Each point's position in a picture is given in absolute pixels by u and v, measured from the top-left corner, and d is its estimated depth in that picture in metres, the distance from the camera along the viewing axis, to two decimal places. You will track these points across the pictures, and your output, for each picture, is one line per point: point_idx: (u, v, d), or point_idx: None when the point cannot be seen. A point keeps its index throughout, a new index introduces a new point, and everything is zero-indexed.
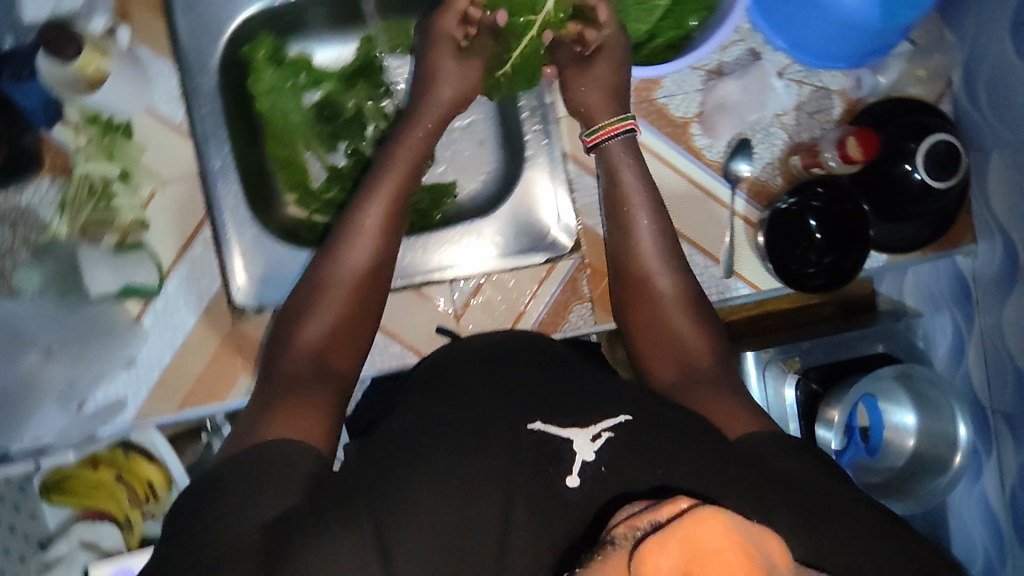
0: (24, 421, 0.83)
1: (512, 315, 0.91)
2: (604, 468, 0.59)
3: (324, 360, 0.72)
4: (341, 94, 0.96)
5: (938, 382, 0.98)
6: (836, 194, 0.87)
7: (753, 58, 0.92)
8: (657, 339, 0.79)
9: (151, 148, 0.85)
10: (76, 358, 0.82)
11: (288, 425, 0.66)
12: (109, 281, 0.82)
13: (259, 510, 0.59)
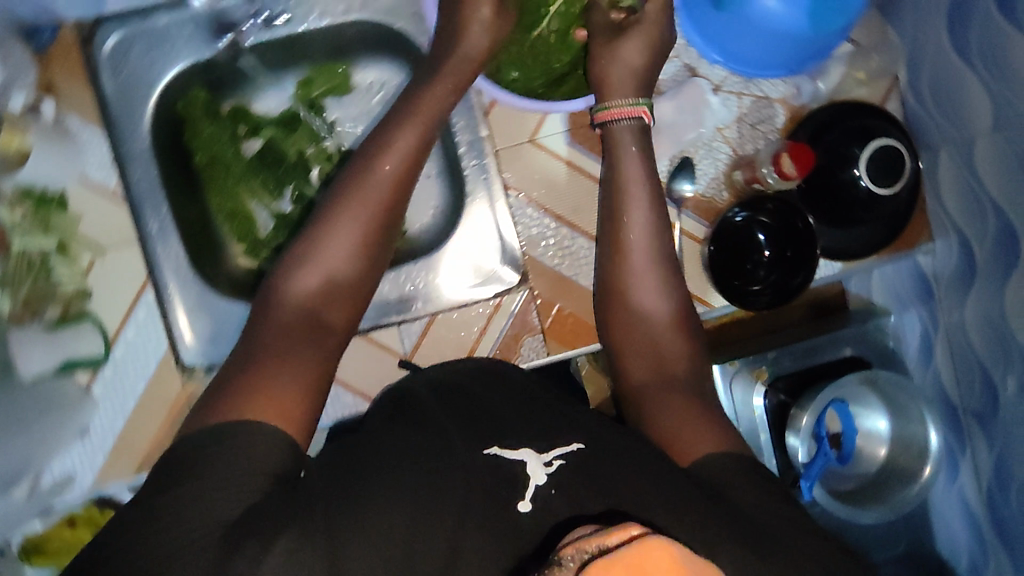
0: None
1: (464, 351, 0.91)
2: (554, 492, 0.60)
3: (317, 314, 0.75)
4: (282, 140, 0.94)
5: (905, 385, 0.97)
6: (782, 211, 0.85)
7: (690, 73, 0.91)
8: (640, 329, 0.81)
9: (87, 217, 0.86)
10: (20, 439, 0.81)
11: (267, 401, 0.66)
12: (47, 358, 0.81)
13: (215, 506, 0.56)
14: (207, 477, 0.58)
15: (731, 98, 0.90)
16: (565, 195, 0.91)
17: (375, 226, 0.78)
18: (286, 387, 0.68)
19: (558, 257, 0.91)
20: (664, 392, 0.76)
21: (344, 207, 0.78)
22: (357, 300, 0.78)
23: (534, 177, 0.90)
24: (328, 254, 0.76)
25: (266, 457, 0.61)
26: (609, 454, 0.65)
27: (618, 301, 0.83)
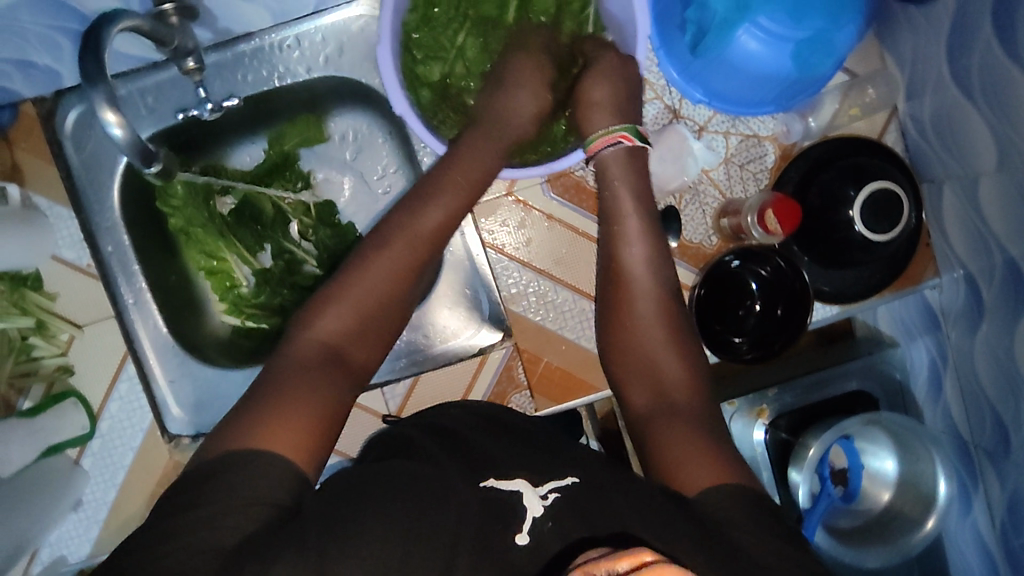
0: None
1: (460, 391, 0.89)
2: (551, 524, 0.56)
3: (340, 354, 0.68)
4: (258, 194, 0.93)
5: (914, 428, 0.92)
6: (781, 271, 0.82)
7: (671, 116, 0.87)
8: (644, 358, 0.78)
9: (63, 295, 0.85)
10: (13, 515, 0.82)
11: (276, 432, 0.60)
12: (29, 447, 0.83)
13: (217, 536, 0.52)
14: (215, 506, 0.54)
15: (717, 139, 0.86)
16: (546, 248, 0.87)
17: (408, 270, 0.72)
18: (297, 412, 0.62)
19: (542, 311, 0.88)
20: (664, 419, 0.73)
21: (379, 248, 0.72)
22: (383, 338, 0.72)
23: (513, 231, 0.87)
24: (356, 289, 0.70)
25: (272, 481, 0.56)
26: (606, 490, 0.60)
27: (618, 331, 0.81)
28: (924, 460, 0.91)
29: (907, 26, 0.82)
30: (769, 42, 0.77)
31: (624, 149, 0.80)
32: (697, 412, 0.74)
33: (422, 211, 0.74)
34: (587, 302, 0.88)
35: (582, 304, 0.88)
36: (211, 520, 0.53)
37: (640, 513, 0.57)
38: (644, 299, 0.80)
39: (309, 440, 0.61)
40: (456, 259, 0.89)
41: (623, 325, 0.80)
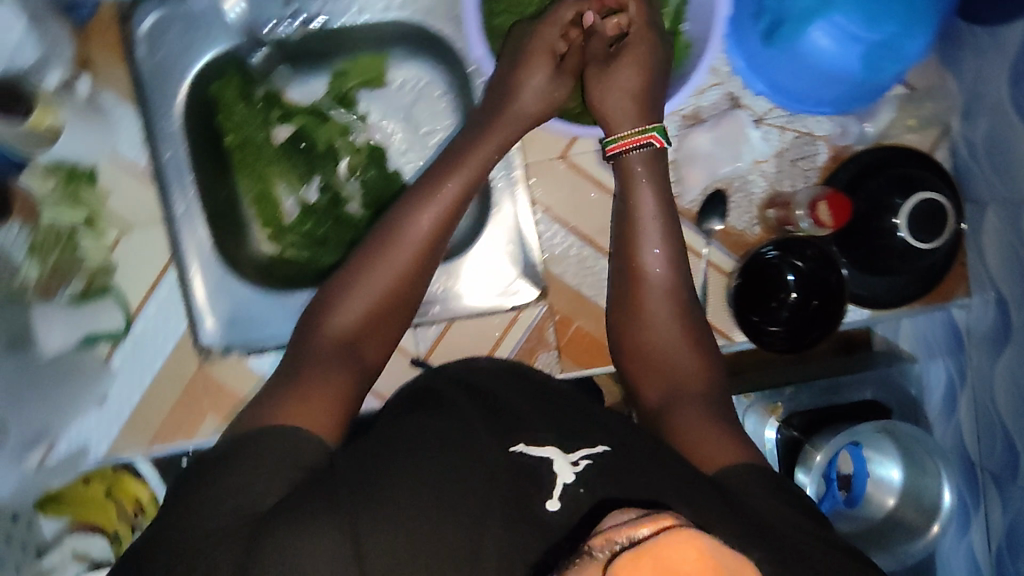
0: None
1: (486, 348, 0.90)
2: (584, 490, 0.56)
3: (356, 347, 0.72)
4: (314, 128, 0.93)
5: (925, 440, 0.93)
6: (817, 261, 0.83)
7: (732, 103, 0.87)
8: (656, 357, 0.78)
9: (115, 193, 0.87)
10: (40, 401, 0.84)
11: (295, 409, 0.64)
12: (68, 334, 0.84)
13: (255, 495, 0.56)
14: (243, 474, 0.57)
15: (772, 132, 0.88)
16: (593, 214, 0.89)
17: (412, 270, 0.75)
18: (319, 398, 0.66)
19: (580, 276, 0.90)
20: (678, 407, 0.73)
21: (382, 248, 0.75)
22: (389, 335, 0.75)
23: (563, 193, 0.89)
24: (360, 294, 0.73)
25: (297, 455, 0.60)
26: (639, 456, 0.61)
27: (626, 324, 0.80)
28: (927, 478, 0.93)
29: (973, 46, 0.84)
30: (840, 40, 0.79)
31: (643, 150, 0.80)
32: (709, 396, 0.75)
33: (414, 215, 0.76)
34: None
35: None
36: (246, 484, 0.56)
37: (667, 480, 0.58)
38: (656, 297, 0.80)
39: (331, 414, 0.66)
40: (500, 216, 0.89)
41: (634, 320, 0.80)
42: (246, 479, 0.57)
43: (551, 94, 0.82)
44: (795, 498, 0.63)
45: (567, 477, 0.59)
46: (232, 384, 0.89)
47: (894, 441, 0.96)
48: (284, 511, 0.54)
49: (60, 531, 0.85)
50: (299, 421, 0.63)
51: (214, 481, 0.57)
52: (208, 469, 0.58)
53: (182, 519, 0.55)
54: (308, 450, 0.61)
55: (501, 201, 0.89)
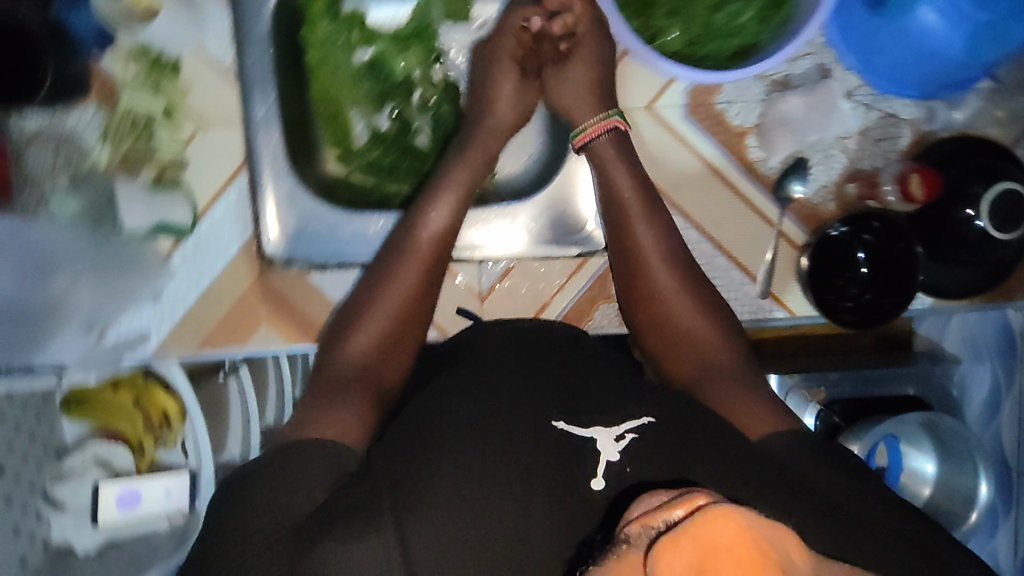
0: (40, 344, 0.83)
1: (533, 310, 0.91)
2: (630, 470, 0.55)
3: (373, 369, 0.70)
4: (393, 56, 0.90)
5: (966, 437, 0.94)
6: (893, 234, 0.83)
7: (822, 75, 0.86)
8: (673, 335, 0.74)
9: (196, 88, 0.85)
10: (106, 282, 0.84)
11: (322, 425, 0.63)
12: (143, 216, 0.83)
13: (289, 505, 0.56)
14: (283, 486, 0.58)
15: (858, 109, 0.87)
16: (670, 168, 0.88)
17: (426, 286, 0.74)
18: (348, 412, 0.65)
19: None
20: (715, 389, 0.70)
21: (394, 266, 0.74)
22: (409, 349, 0.73)
23: (648, 144, 0.88)
24: (375, 315, 0.71)
25: (323, 465, 0.59)
26: (682, 421, 0.61)
27: (646, 299, 0.76)
28: (962, 467, 0.94)
29: None
30: (949, 17, 0.78)
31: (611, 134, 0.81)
32: (740, 368, 0.72)
33: (418, 230, 0.75)
34: (694, 232, 0.89)
35: (689, 234, 0.89)
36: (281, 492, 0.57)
37: (719, 448, 0.59)
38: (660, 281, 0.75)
39: (361, 424, 0.65)
40: (578, 187, 0.88)
41: (648, 302, 0.76)
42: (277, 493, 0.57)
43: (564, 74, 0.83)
44: (856, 472, 0.63)
45: (611, 455, 0.57)
46: (293, 297, 0.89)
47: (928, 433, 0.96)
48: (325, 515, 0.54)
49: (80, 436, 0.80)
50: (327, 435, 0.63)
51: (249, 494, 0.57)
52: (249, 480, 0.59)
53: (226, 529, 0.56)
54: (335, 460, 0.60)
55: (576, 169, 0.88)
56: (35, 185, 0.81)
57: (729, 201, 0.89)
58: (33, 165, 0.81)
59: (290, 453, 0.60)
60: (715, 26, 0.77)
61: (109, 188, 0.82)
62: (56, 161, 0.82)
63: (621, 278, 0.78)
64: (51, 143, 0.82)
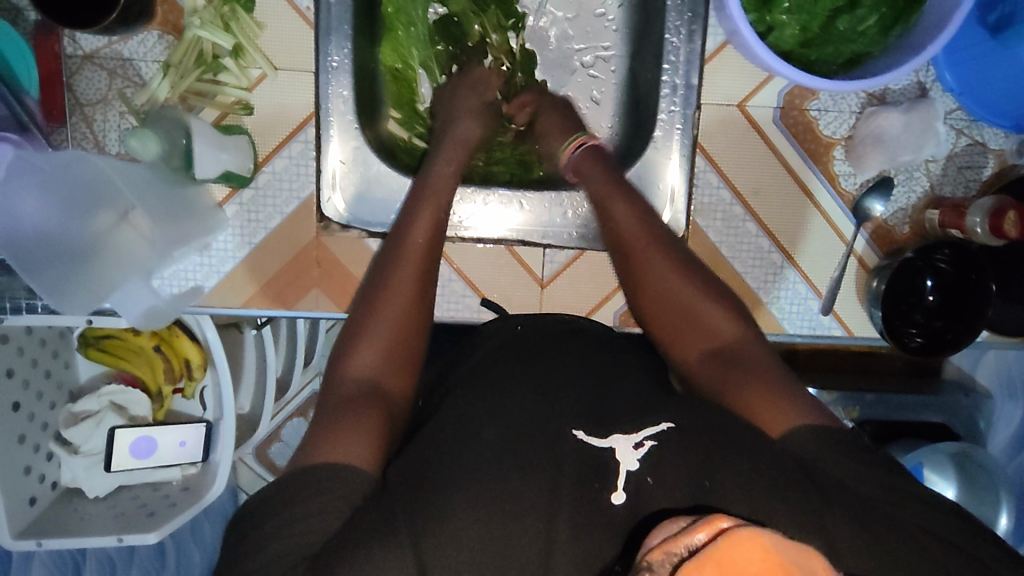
0: (94, 289, 0.73)
1: (583, 311, 0.88)
2: (652, 480, 0.54)
3: (377, 386, 0.63)
4: (470, 16, 0.88)
5: (992, 471, 0.95)
6: (962, 263, 0.81)
7: (919, 93, 0.84)
8: (682, 324, 0.70)
9: (269, 28, 0.79)
10: (168, 221, 0.75)
11: (334, 443, 0.57)
12: (213, 166, 0.76)
13: (304, 534, 0.52)
14: (302, 505, 0.53)
15: (949, 134, 0.85)
16: (751, 172, 0.85)
17: (424, 284, 0.69)
18: (355, 427, 0.58)
19: (722, 233, 0.86)
20: (734, 377, 0.64)
21: (375, 268, 0.70)
22: (412, 360, 0.66)
23: (731, 141, 0.85)
24: (374, 324, 0.66)
25: (338, 489, 0.53)
26: (702, 426, 0.58)
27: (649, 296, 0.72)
28: (981, 500, 0.95)
29: None
30: None
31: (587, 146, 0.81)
32: (757, 352, 0.67)
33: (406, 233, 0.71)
34: (767, 240, 0.86)
35: (760, 242, 0.87)
36: (299, 517, 0.52)
37: (750, 465, 0.54)
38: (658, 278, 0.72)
39: (373, 440, 0.58)
40: (668, 178, 0.85)
41: (649, 303, 0.72)
42: (298, 511, 0.52)
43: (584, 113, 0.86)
44: None
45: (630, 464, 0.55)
46: (346, 261, 0.83)
47: (956, 463, 0.95)
48: (351, 534, 0.51)
49: (96, 377, 1.05)
50: (342, 458, 0.56)
51: (269, 518, 0.53)
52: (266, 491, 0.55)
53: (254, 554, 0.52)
54: (356, 483, 0.54)
55: (666, 160, 0.85)
56: (82, 114, 0.77)
57: (806, 211, 0.86)
58: (83, 93, 0.77)
59: (307, 478, 0.54)
60: (838, 31, 0.73)
61: (184, 121, 0.74)
62: (109, 87, 0.77)
63: (624, 280, 0.75)
64: (105, 68, 0.77)
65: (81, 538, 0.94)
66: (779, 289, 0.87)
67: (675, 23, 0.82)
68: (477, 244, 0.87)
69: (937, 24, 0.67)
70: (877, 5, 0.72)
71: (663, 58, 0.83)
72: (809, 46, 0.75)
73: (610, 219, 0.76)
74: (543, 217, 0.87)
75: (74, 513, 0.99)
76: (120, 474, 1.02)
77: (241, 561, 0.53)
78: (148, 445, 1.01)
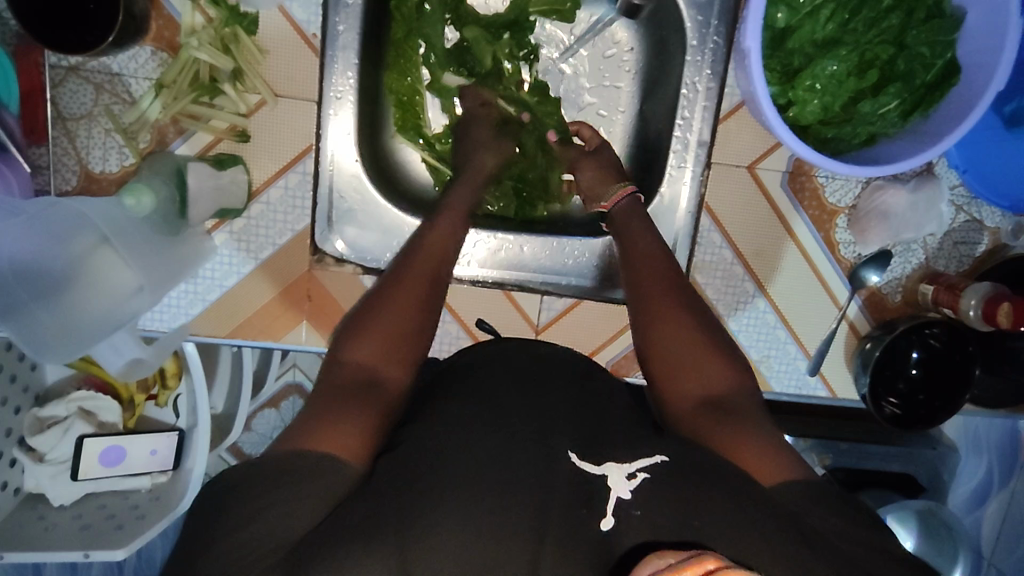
0: (81, 332, 0.68)
1: (586, 349, 0.88)
2: (638, 514, 0.53)
3: (370, 383, 0.61)
4: (484, 44, 0.82)
5: (953, 529, 0.98)
6: (956, 344, 0.82)
7: (928, 171, 0.84)
8: (681, 363, 0.66)
9: (274, 55, 0.74)
10: (145, 254, 0.70)
11: (321, 436, 0.56)
12: (207, 206, 0.73)
13: (265, 539, 0.50)
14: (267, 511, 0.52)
15: (949, 209, 0.85)
16: (754, 233, 0.85)
17: (424, 321, 0.66)
18: (350, 421, 0.57)
19: (720, 291, 0.86)
20: (722, 424, 0.62)
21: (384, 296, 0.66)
22: (415, 355, 0.65)
23: (737, 201, 0.84)
24: (381, 316, 0.65)
25: (318, 488, 0.53)
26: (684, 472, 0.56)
27: (649, 332, 0.69)
28: (942, 554, 0.98)
29: None
30: None
31: (632, 199, 0.78)
32: (746, 401, 0.65)
33: (414, 262, 0.69)
34: (763, 301, 0.87)
35: (756, 303, 0.87)
36: (252, 524, 0.51)
37: (731, 496, 0.54)
38: (669, 322, 0.68)
39: (365, 433, 0.58)
40: (674, 226, 0.83)
41: (649, 348, 0.68)
42: (263, 510, 0.52)
43: (587, 162, 0.83)
44: None
45: (621, 492, 0.55)
46: (341, 296, 0.81)
47: (920, 518, 0.98)
48: (326, 539, 0.51)
49: (64, 378, 1.00)
50: (327, 445, 0.56)
51: (229, 514, 0.52)
52: (225, 514, 0.53)
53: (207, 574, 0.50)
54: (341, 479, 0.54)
55: (674, 215, 0.83)
56: (64, 127, 0.72)
57: (804, 274, 0.86)
58: (66, 106, 0.72)
59: (282, 471, 0.54)
60: (859, 112, 0.72)
61: (180, 163, 0.72)
62: (95, 102, 0.72)
63: (636, 322, 0.71)
64: (92, 82, 0.72)
65: (43, 552, 0.90)
66: (770, 349, 0.88)
67: (693, 79, 0.80)
68: (469, 285, 0.85)
69: (951, 119, 0.69)
70: (900, 92, 0.71)
71: (677, 113, 0.81)
72: (828, 123, 0.73)
73: (636, 266, 0.73)
74: (545, 261, 0.85)
75: (38, 523, 0.96)
76: (87, 483, 0.99)
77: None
78: (118, 454, 0.98)
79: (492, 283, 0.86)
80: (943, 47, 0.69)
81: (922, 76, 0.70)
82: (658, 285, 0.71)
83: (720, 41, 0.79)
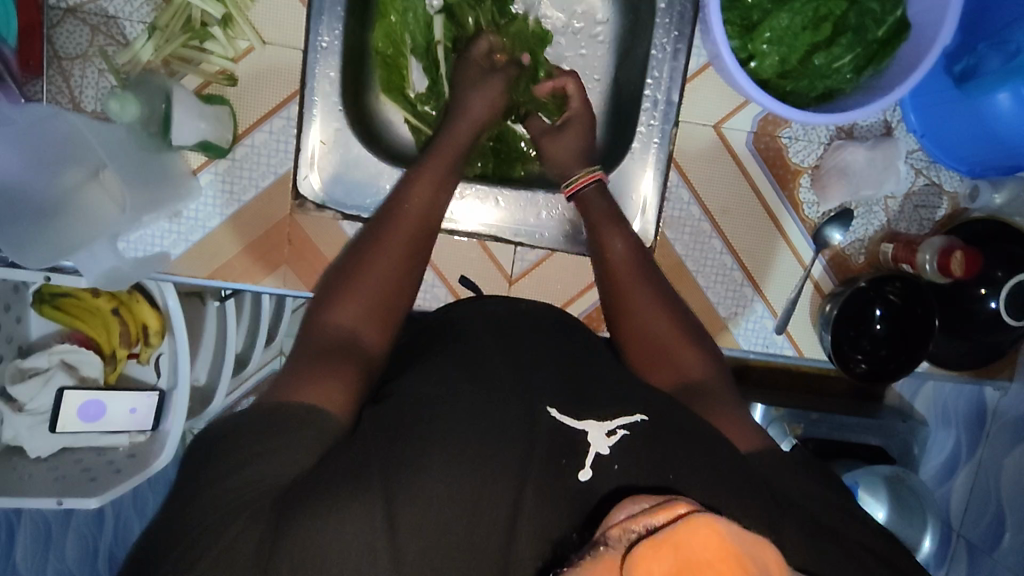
0: (66, 247, 0.74)
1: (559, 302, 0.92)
2: (618, 468, 0.51)
3: (355, 345, 0.62)
4: (465, 7, 0.87)
5: (923, 496, 0.95)
6: (911, 291, 0.84)
7: (885, 132, 0.88)
8: (657, 348, 0.69)
9: (263, 4, 0.79)
10: (137, 181, 0.76)
11: (310, 390, 0.57)
12: (190, 135, 0.76)
13: (243, 493, 0.50)
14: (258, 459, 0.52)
15: (908, 172, 0.89)
16: (722, 191, 0.89)
17: (404, 278, 0.67)
18: (333, 377, 0.58)
19: (689, 247, 0.89)
20: (698, 404, 0.65)
21: (367, 254, 0.67)
22: (395, 316, 0.66)
23: (708, 164, 0.88)
24: (364, 276, 0.65)
25: (299, 440, 0.53)
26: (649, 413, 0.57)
27: (626, 321, 0.71)
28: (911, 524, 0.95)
29: None
30: None
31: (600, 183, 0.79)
32: (722, 383, 0.68)
33: (397, 220, 0.69)
34: (730, 258, 0.90)
35: (724, 259, 0.90)
36: (242, 470, 0.51)
37: (696, 441, 0.55)
38: (645, 301, 0.70)
39: (349, 391, 0.59)
40: (641, 188, 0.86)
41: (620, 315, 0.71)
42: (254, 457, 0.52)
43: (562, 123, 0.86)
44: None
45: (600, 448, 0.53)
46: (318, 240, 0.84)
47: (890, 484, 0.95)
48: (311, 488, 0.50)
49: (48, 334, 1.01)
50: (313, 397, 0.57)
51: (219, 459, 0.53)
52: (214, 452, 0.54)
53: (194, 507, 0.51)
54: (324, 431, 0.55)
55: (641, 171, 0.86)
56: (60, 67, 0.77)
57: (764, 232, 0.89)
58: (62, 46, 0.76)
59: (269, 418, 0.55)
60: (813, 66, 0.76)
61: (165, 87, 0.76)
62: (90, 42, 0.77)
63: (607, 287, 0.74)
64: (89, 22, 0.77)
65: (15, 497, 0.88)
66: (737, 306, 0.91)
67: (662, 40, 0.84)
68: (449, 234, 0.89)
69: (903, 70, 0.72)
70: (853, 45, 0.74)
71: (647, 73, 0.85)
72: (787, 77, 0.78)
73: (603, 239, 0.75)
74: (519, 214, 0.89)
75: (15, 473, 0.93)
76: (66, 435, 0.97)
77: (192, 500, 0.52)
78: (97, 409, 0.96)
79: (467, 235, 0.89)
80: (893, 5, 0.73)
81: (874, 31, 0.74)
82: (628, 265, 0.73)
83: (686, 6, 0.83)
